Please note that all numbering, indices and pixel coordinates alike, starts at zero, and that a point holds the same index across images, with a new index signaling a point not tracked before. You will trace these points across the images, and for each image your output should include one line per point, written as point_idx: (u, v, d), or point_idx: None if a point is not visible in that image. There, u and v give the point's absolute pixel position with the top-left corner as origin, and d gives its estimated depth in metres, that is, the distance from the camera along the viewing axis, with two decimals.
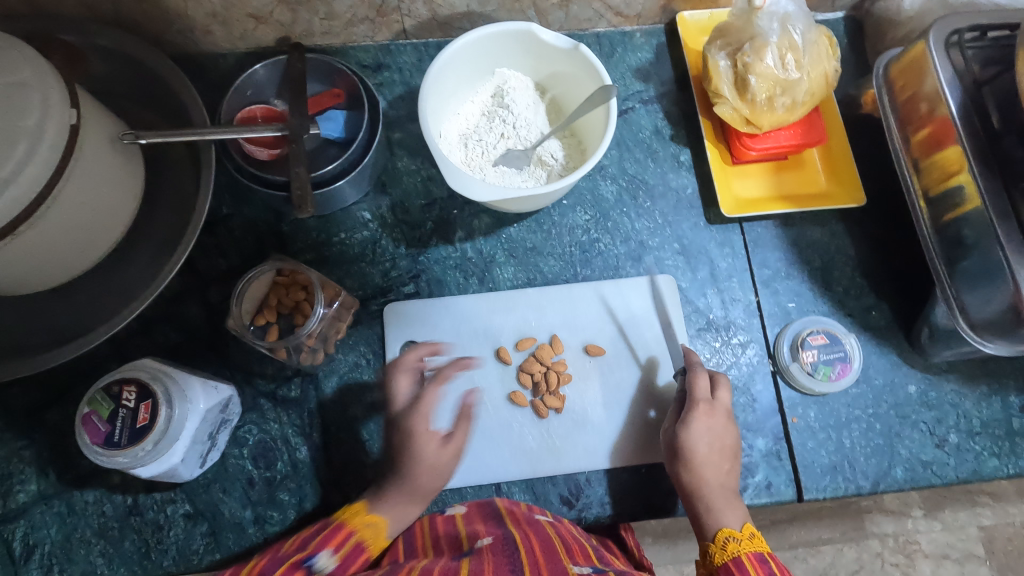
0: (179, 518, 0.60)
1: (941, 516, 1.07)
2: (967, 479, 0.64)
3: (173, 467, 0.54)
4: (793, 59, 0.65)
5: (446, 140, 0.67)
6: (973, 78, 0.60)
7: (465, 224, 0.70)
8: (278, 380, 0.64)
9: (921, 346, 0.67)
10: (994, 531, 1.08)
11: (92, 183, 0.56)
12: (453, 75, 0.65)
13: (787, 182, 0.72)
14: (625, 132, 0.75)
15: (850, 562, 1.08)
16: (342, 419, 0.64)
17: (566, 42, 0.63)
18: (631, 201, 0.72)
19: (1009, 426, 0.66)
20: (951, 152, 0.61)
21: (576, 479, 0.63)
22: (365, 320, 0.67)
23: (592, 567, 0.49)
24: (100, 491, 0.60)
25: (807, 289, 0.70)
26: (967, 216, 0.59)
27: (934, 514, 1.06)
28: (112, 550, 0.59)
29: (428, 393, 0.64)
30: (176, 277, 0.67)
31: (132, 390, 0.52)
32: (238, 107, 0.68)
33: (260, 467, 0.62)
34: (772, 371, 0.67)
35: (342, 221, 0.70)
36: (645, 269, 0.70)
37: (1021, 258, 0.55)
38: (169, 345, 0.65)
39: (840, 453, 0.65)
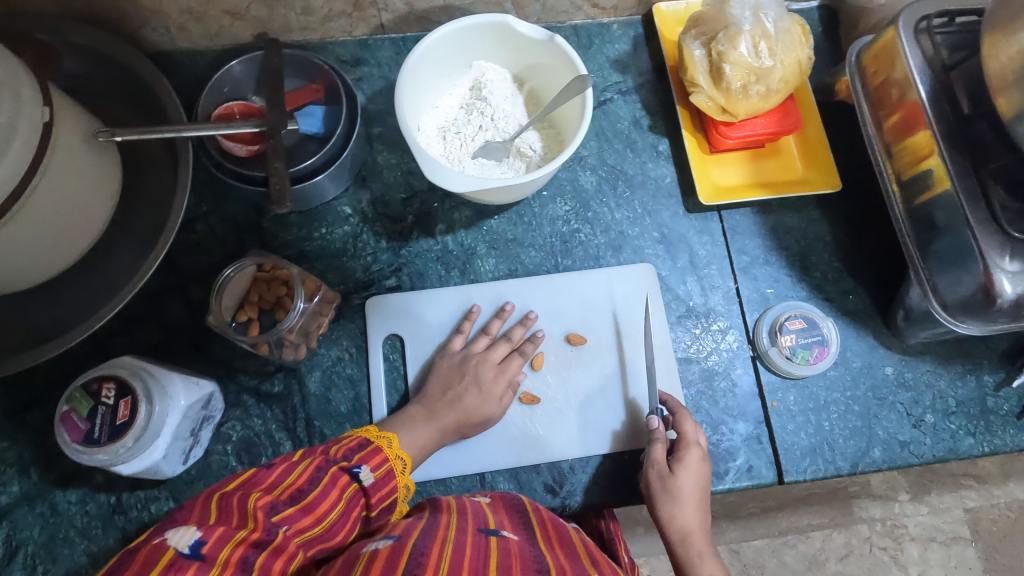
0: (163, 515, 0.60)
1: (930, 498, 1.05)
2: (943, 458, 0.66)
3: (155, 464, 0.54)
4: (766, 47, 0.66)
5: (425, 133, 0.67)
6: (941, 63, 0.61)
7: (446, 217, 0.71)
8: (261, 375, 0.64)
9: (897, 328, 0.69)
10: (980, 512, 1.10)
11: (66, 180, 0.56)
12: (430, 68, 0.65)
13: (764, 169, 0.73)
14: (604, 122, 0.76)
15: (840, 548, 1.09)
16: (326, 413, 0.64)
17: (541, 33, 0.63)
18: (611, 191, 0.73)
19: (984, 405, 0.67)
20: (921, 136, 0.62)
21: (560, 467, 0.64)
22: (348, 314, 0.67)
23: None
24: (83, 490, 0.60)
25: (785, 275, 0.71)
26: (938, 199, 0.60)
27: (921, 497, 1.03)
28: (96, 548, 0.59)
29: (412, 386, 0.65)
30: (156, 275, 0.67)
31: (112, 387, 0.52)
32: (216, 103, 0.68)
33: (244, 463, 0.62)
34: (752, 356, 0.68)
35: (323, 216, 0.70)
36: (626, 259, 0.71)
37: (988, 239, 0.56)
38: (150, 343, 0.65)
39: (819, 435, 0.66)
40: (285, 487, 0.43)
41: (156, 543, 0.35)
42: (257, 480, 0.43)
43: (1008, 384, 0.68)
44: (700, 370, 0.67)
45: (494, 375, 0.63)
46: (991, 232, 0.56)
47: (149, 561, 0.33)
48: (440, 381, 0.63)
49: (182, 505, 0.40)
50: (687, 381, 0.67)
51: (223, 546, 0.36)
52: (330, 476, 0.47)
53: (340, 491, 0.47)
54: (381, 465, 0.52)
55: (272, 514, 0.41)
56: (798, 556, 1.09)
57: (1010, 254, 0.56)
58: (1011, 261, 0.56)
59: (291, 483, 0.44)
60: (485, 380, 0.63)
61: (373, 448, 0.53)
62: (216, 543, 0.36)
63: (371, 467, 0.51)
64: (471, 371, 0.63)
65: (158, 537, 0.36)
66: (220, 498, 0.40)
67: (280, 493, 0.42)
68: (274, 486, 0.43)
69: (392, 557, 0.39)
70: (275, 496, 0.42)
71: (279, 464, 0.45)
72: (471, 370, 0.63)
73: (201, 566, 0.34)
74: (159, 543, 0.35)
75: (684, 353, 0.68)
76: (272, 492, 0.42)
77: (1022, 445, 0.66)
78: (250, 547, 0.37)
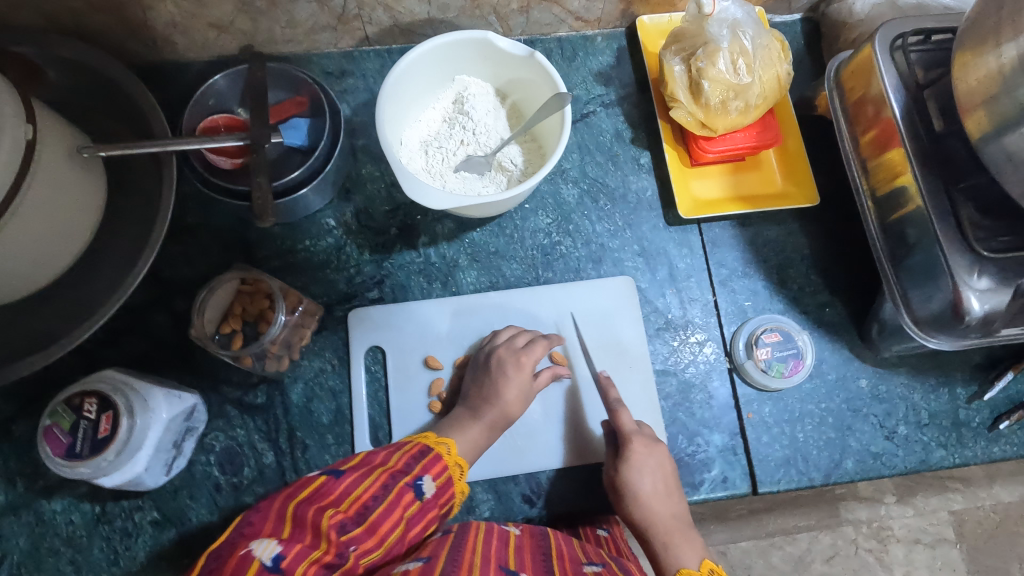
0: (147, 524, 0.61)
1: (914, 500, 0.97)
2: (915, 469, 0.67)
3: (137, 476, 0.55)
4: (744, 63, 0.66)
5: (407, 147, 0.68)
6: (915, 81, 0.62)
7: (429, 229, 0.71)
8: (244, 387, 0.65)
9: (872, 341, 0.70)
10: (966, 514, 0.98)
11: (49, 195, 0.56)
12: (411, 84, 0.65)
13: (745, 182, 0.74)
14: (586, 135, 0.76)
15: (826, 549, 0.97)
16: (308, 424, 0.65)
17: (521, 49, 0.63)
18: (592, 204, 0.74)
19: (956, 417, 0.69)
20: (895, 153, 0.62)
21: (538, 478, 0.65)
22: (330, 326, 0.68)
23: None
24: (68, 500, 0.61)
25: (762, 287, 0.72)
26: (909, 217, 0.62)
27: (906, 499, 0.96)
28: (81, 557, 0.60)
29: (392, 397, 0.66)
30: (141, 286, 0.67)
31: (94, 402, 0.53)
32: (201, 116, 0.69)
33: (227, 473, 0.63)
34: (729, 368, 0.69)
35: (307, 228, 0.71)
36: (606, 271, 0.72)
37: (957, 256, 0.57)
38: (134, 355, 0.65)
39: (793, 447, 0.67)
40: (355, 499, 0.49)
41: (245, 550, 0.43)
42: (325, 496, 0.48)
43: (980, 397, 0.69)
44: (677, 382, 0.68)
45: (515, 365, 0.63)
46: (960, 250, 0.57)
47: (240, 568, 0.41)
48: (476, 377, 0.64)
49: (261, 505, 0.48)
50: (664, 393, 0.68)
51: (299, 562, 0.44)
52: (396, 493, 0.51)
53: (403, 507, 0.52)
54: (441, 473, 0.56)
55: (342, 532, 0.47)
56: (786, 559, 0.98)
57: (978, 271, 0.57)
58: (980, 279, 0.57)
59: (360, 497, 0.49)
60: (510, 370, 0.63)
61: (434, 454, 0.57)
62: (293, 558, 0.43)
63: (433, 478, 0.56)
64: (497, 361, 0.63)
65: (242, 548, 0.43)
66: (296, 512, 0.47)
67: (349, 510, 0.48)
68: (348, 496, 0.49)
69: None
70: (345, 513, 0.48)
71: (347, 480, 0.50)
72: (494, 363, 0.63)
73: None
74: (246, 551, 0.43)
75: (662, 365, 0.69)
76: (345, 502, 0.49)
77: (992, 457, 0.68)
78: (319, 568, 0.45)
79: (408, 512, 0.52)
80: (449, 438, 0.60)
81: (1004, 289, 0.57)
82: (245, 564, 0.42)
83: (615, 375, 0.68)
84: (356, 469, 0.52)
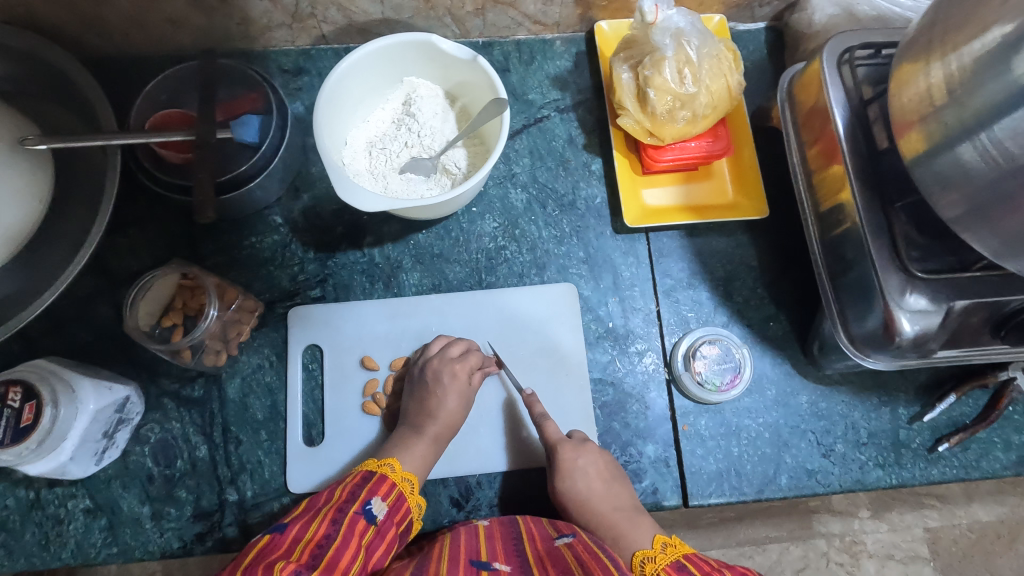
0: (79, 512, 0.62)
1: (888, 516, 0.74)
2: (850, 488, 0.67)
3: (62, 464, 0.57)
4: (691, 73, 0.66)
5: (352, 148, 0.68)
6: (860, 96, 0.61)
7: (374, 230, 0.72)
8: (182, 380, 0.66)
9: (814, 357, 0.69)
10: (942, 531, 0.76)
11: None
12: (355, 84, 0.66)
13: (695, 192, 0.73)
14: (539, 140, 0.76)
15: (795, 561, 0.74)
16: (243, 419, 0.66)
17: (465, 53, 0.63)
18: (541, 209, 0.74)
19: (896, 437, 0.68)
20: (837, 169, 0.62)
21: (467, 481, 0.66)
22: (271, 323, 0.69)
23: None
24: (3, 485, 0.62)
25: (706, 299, 0.71)
26: (848, 234, 0.61)
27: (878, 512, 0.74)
28: (13, 541, 0.61)
29: (327, 396, 0.67)
30: (87, 277, 0.69)
31: (18, 392, 0.54)
32: (151, 111, 0.69)
33: (160, 464, 0.64)
34: (668, 379, 0.69)
35: (253, 225, 0.71)
36: (549, 277, 0.72)
37: (889, 277, 0.56)
38: (76, 345, 0.66)
39: (727, 461, 0.67)
40: (305, 544, 0.50)
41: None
42: (274, 552, 0.48)
43: (921, 418, 0.68)
44: (614, 391, 0.69)
45: (451, 378, 0.63)
46: (892, 271, 0.56)
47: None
48: (414, 394, 0.64)
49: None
50: (600, 401, 0.68)
51: None
52: (347, 525, 0.53)
53: (359, 536, 0.53)
54: (390, 492, 0.58)
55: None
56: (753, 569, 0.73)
57: (912, 292, 0.55)
58: (913, 299, 0.55)
59: (311, 540, 0.50)
60: (446, 380, 0.63)
61: (379, 476, 0.58)
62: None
63: (381, 498, 0.57)
64: (433, 373, 0.64)
65: None
66: (250, 562, 0.46)
67: (303, 558, 0.48)
68: (298, 540, 0.50)
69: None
70: (298, 560, 0.48)
71: (292, 530, 0.51)
72: (431, 376, 0.64)
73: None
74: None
75: (600, 374, 0.69)
76: (297, 547, 0.49)
77: (929, 479, 0.67)
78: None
79: (365, 540, 0.53)
80: (394, 457, 0.61)
81: (937, 311, 0.55)
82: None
83: (551, 380, 0.68)
84: (299, 518, 0.52)
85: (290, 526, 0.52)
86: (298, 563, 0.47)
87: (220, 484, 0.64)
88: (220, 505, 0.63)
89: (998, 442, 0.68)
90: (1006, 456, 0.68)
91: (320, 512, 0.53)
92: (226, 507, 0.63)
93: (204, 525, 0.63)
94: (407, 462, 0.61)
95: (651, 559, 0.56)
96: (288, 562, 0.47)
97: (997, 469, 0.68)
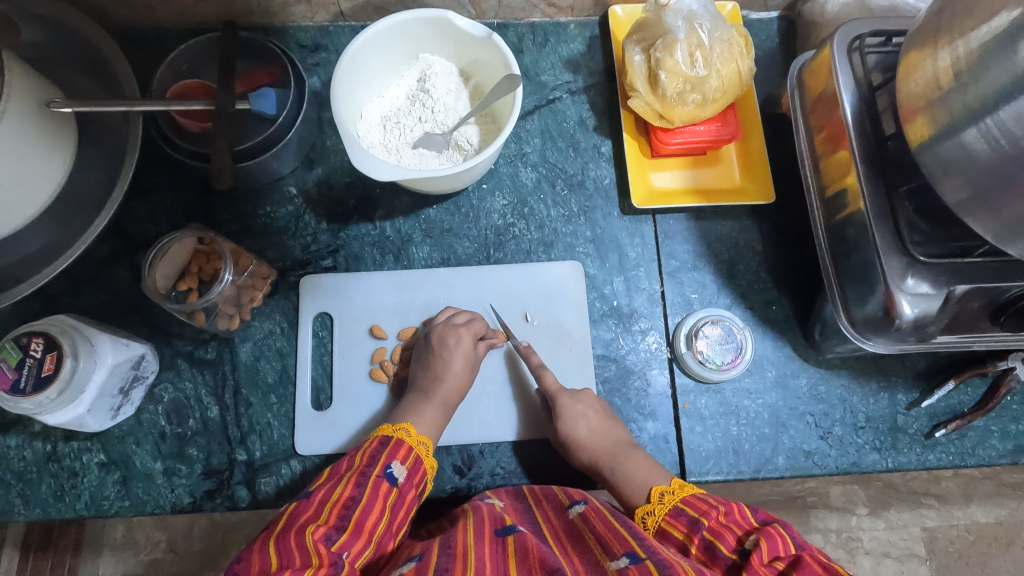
0: (93, 466, 0.64)
1: (885, 514, 1.03)
2: (847, 470, 0.68)
3: (80, 416, 0.59)
4: (702, 57, 0.67)
5: (366, 121, 0.70)
6: (868, 82, 0.62)
7: (385, 203, 0.73)
8: (195, 342, 0.68)
9: (815, 342, 0.70)
10: (937, 531, 1.01)
11: (14, 149, 0.56)
12: (371, 58, 0.67)
13: (703, 176, 0.74)
14: (550, 120, 0.77)
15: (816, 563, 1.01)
16: (253, 382, 0.68)
17: (480, 30, 0.65)
18: (550, 188, 0.75)
19: (894, 422, 0.69)
20: (844, 154, 0.62)
21: (470, 450, 0.67)
22: (282, 290, 0.70)
23: (629, 555, 0.48)
24: (21, 437, 0.64)
25: (711, 281, 0.73)
26: (853, 217, 0.61)
27: (878, 512, 1.03)
28: (29, 491, 0.63)
29: (336, 362, 0.68)
30: (105, 240, 0.70)
31: (40, 342, 0.56)
32: (172, 81, 0.71)
33: (172, 423, 0.66)
34: (670, 358, 0.70)
35: (268, 195, 0.73)
36: (557, 255, 0.73)
37: (890, 261, 0.57)
38: (94, 305, 0.69)
39: (726, 439, 0.68)
40: (332, 505, 0.53)
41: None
42: (303, 516, 0.51)
43: (919, 404, 0.69)
44: (617, 368, 0.70)
45: (455, 343, 0.65)
46: (895, 255, 0.57)
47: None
48: (422, 361, 0.66)
49: (241, 555, 0.48)
50: (603, 376, 0.70)
51: None
52: (370, 488, 0.55)
53: (382, 498, 0.55)
54: (408, 456, 0.59)
55: (330, 543, 0.50)
56: None
57: (912, 275, 0.56)
58: (913, 283, 0.56)
59: (337, 501, 0.53)
60: (451, 343, 0.65)
61: (396, 441, 0.60)
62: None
63: (401, 462, 0.59)
64: (438, 338, 0.66)
65: None
66: (281, 529, 0.50)
67: (331, 520, 0.52)
68: (323, 502, 0.53)
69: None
70: (326, 523, 0.51)
71: (317, 495, 0.54)
72: (436, 340, 0.66)
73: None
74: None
75: (603, 350, 0.70)
76: (325, 509, 0.53)
77: (926, 464, 0.68)
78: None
79: (389, 500, 0.56)
80: (408, 422, 0.62)
81: (937, 295, 0.56)
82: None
83: (553, 347, 0.70)
84: (325, 483, 0.55)
85: (317, 487, 0.55)
86: (327, 527, 0.51)
87: (230, 443, 0.66)
88: (229, 464, 0.65)
89: (995, 431, 0.69)
90: (1002, 445, 0.69)
91: (344, 477, 0.56)
92: (234, 467, 0.65)
93: (213, 483, 0.64)
94: (420, 427, 0.63)
95: (652, 512, 0.59)
96: (317, 529, 0.50)
97: (993, 458, 0.68)
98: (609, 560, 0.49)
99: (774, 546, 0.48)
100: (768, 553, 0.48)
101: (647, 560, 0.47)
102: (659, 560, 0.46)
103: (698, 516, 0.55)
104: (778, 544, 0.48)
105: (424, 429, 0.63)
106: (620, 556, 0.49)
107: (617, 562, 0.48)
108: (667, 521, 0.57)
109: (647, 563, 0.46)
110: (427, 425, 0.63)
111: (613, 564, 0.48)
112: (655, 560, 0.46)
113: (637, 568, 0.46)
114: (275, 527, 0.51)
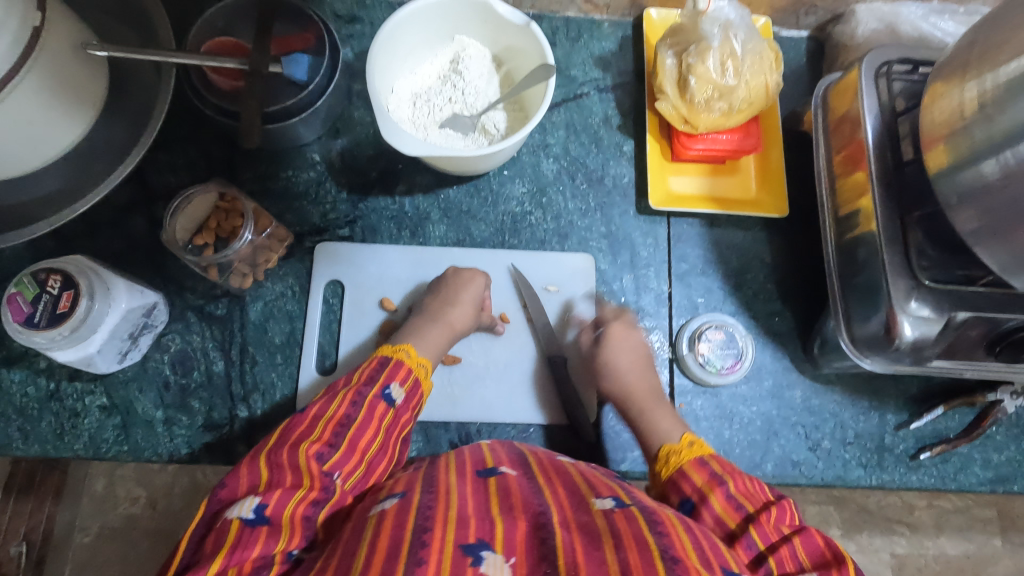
0: (95, 408, 0.65)
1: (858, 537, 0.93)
2: (831, 483, 0.69)
3: (89, 356, 0.60)
4: (733, 67, 0.68)
5: (397, 96, 0.70)
6: (892, 108, 0.63)
7: (407, 179, 0.74)
8: (207, 297, 0.69)
9: (813, 356, 0.72)
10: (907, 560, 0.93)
11: (49, 88, 0.56)
12: (408, 35, 0.68)
13: (721, 185, 0.75)
14: (575, 115, 0.78)
15: None
16: (260, 341, 0.68)
17: (519, 18, 0.66)
18: (569, 181, 0.76)
19: (881, 441, 0.71)
20: (861, 175, 0.64)
21: (467, 428, 0.69)
22: (297, 254, 0.71)
23: (613, 499, 0.49)
24: (25, 372, 0.65)
25: (717, 287, 0.74)
26: (864, 237, 0.63)
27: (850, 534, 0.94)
28: (29, 427, 0.64)
29: (344, 330, 0.69)
30: (126, 188, 0.71)
31: (58, 279, 0.57)
32: (207, 37, 0.71)
33: (177, 373, 0.66)
34: (670, 358, 0.72)
35: (292, 159, 0.73)
36: (570, 247, 0.74)
37: (896, 282, 0.58)
38: (109, 251, 0.69)
39: (718, 441, 0.69)
40: (326, 422, 0.54)
41: (222, 520, 0.46)
42: (297, 431, 0.53)
43: (907, 426, 0.71)
44: None
45: (469, 279, 0.68)
46: (901, 277, 0.58)
47: (222, 532, 0.45)
48: (433, 291, 0.68)
49: (231, 469, 0.51)
50: None
51: (282, 509, 0.47)
52: (366, 408, 0.56)
53: (377, 419, 0.56)
54: (407, 378, 0.60)
55: (322, 460, 0.52)
56: None
57: (916, 298, 0.57)
58: (917, 305, 0.57)
59: (331, 419, 0.54)
60: (466, 276, 0.69)
61: (395, 362, 0.60)
62: (277, 503, 0.47)
63: (399, 384, 0.59)
64: (453, 273, 0.69)
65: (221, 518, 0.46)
66: (269, 454, 0.51)
67: (324, 437, 0.53)
68: (316, 419, 0.54)
69: (401, 515, 0.44)
70: (320, 440, 0.53)
71: (312, 410, 0.55)
72: (451, 274, 0.69)
73: (269, 529, 0.46)
74: (224, 519, 0.46)
75: None
76: (319, 425, 0.54)
77: (907, 484, 0.70)
78: (308, 504, 0.49)
79: (384, 422, 0.57)
80: (408, 344, 0.63)
81: (938, 319, 0.58)
82: (224, 535, 0.45)
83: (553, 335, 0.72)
84: (319, 400, 0.56)
85: (314, 402, 0.56)
86: (322, 442, 0.53)
87: (231, 399, 0.66)
88: (230, 419, 0.66)
89: (977, 459, 0.71)
90: (983, 473, 0.71)
91: (331, 397, 0.56)
92: (233, 423, 0.66)
93: (211, 436, 0.65)
94: (421, 350, 0.64)
95: (675, 454, 0.59)
96: (308, 446, 0.52)
97: (973, 484, 0.71)
98: (593, 496, 0.50)
99: (785, 515, 0.50)
100: (779, 518, 0.50)
101: (630, 505, 0.48)
102: (645, 509, 0.47)
103: (725, 470, 0.55)
104: (790, 515, 0.51)
105: (424, 353, 0.64)
106: (605, 497, 0.49)
107: (603, 502, 0.48)
108: (690, 465, 0.57)
109: (633, 508, 0.47)
110: (429, 349, 0.64)
111: (598, 502, 0.49)
112: (641, 508, 0.47)
113: (625, 513, 0.46)
114: (266, 446, 0.53)
